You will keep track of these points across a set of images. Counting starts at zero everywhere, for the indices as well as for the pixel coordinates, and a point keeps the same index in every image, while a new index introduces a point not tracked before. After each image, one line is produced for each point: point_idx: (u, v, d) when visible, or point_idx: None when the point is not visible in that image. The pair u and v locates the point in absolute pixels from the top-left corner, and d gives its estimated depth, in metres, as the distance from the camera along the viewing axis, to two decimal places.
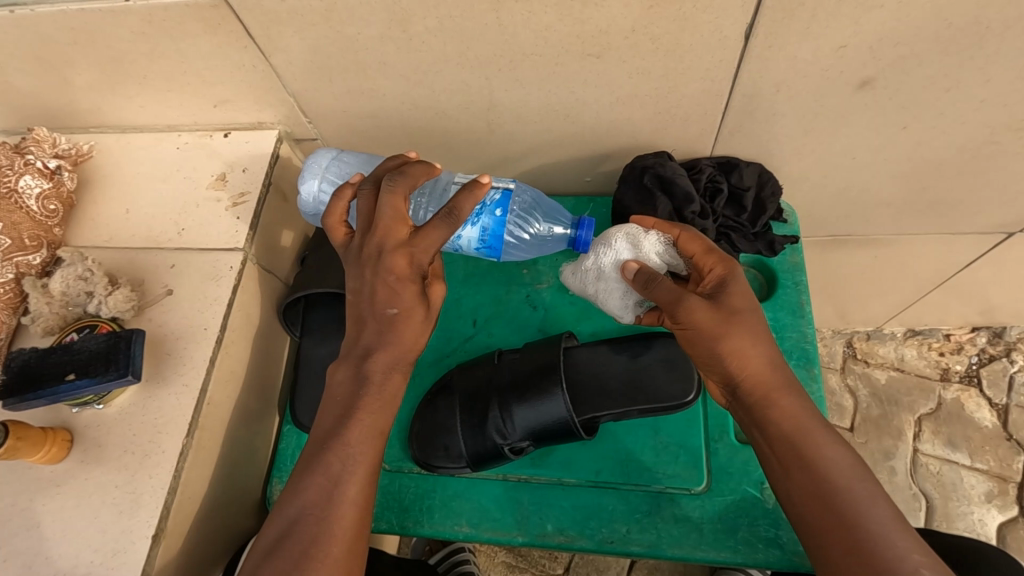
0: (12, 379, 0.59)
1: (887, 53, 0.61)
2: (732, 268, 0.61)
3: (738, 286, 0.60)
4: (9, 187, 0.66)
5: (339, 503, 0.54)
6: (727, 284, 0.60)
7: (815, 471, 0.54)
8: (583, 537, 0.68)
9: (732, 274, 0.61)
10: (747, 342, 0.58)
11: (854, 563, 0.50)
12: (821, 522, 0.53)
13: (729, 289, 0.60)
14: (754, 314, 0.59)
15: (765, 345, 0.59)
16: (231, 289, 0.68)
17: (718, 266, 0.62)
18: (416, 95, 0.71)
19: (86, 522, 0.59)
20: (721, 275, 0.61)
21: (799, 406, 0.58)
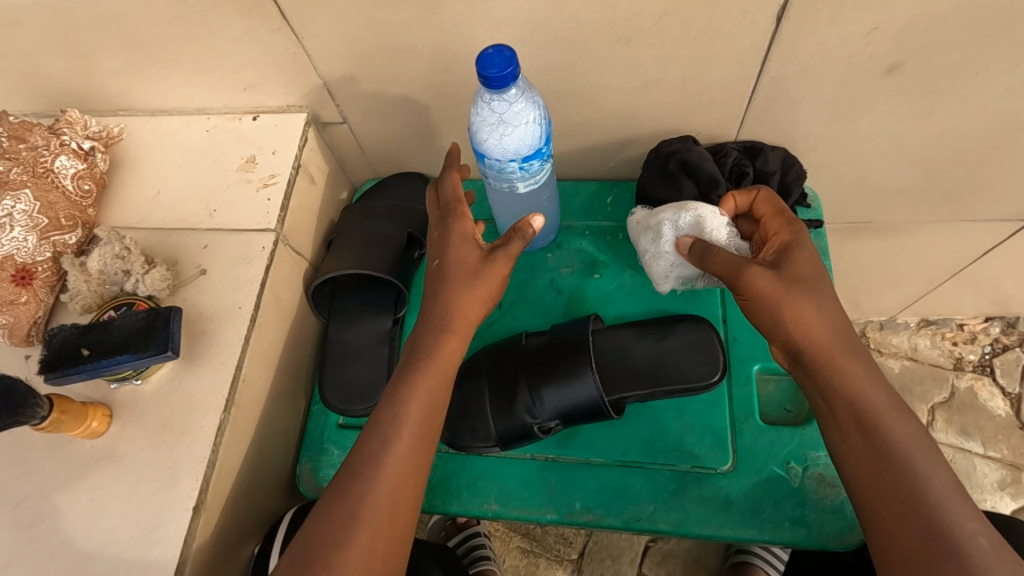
0: (54, 355, 0.60)
1: (917, 38, 0.61)
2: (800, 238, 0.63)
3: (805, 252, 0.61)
4: (46, 167, 0.67)
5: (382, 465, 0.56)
6: (791, 250, 0.62)
7: (874, 437, 0.55)
8: (611, 516, 0.69)
9: (801, 243, 0.63)
10: (808, 305, 0.59)
11: (901, 523, 0.52)
12: (873, 487, 0.54)
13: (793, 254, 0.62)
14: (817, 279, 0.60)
15: (828, 311, 0.60)
16: (264, 270, 0.69)
17: (786, 233, 0.64)
18: (444, 78, 0.71)
19: (128, 495, 0.60)
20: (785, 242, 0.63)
21: (864, 371, 0.58)
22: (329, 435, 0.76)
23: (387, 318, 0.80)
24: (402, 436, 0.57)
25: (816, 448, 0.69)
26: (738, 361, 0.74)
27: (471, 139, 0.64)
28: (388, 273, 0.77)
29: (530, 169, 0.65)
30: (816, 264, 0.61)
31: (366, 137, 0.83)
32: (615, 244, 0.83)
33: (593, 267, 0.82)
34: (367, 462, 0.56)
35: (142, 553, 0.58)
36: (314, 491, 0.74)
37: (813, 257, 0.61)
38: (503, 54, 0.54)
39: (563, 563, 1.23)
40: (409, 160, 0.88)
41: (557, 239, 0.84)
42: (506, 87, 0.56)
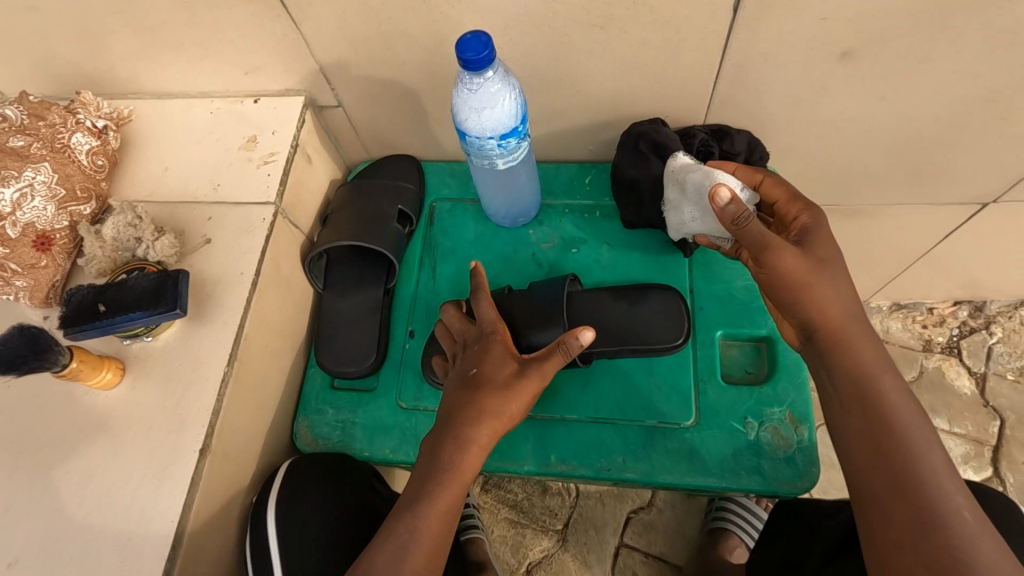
0: (72, 312, 0.66)
1: (862, 26, 0.67)
2: (818, 227, 0.66)
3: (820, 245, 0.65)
4: (63, 143, 0.73)
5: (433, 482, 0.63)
6: (806, 235, 0.65)
7: (876, 413, 0.58)
8: (584, 466, 0.75)
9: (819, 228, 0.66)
10: (824, 295, 0.62)
11: (892, 493, 0.56)
12: (871, 457, 0.58)
13: (809, 243, 0.65)
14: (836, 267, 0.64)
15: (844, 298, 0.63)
16: (265, 238, 0.75)
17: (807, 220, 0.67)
18: (431, 62, 0.76)
19: (140, 440, 0.66)
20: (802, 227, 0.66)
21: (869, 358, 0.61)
22: (325, 394, 0.83)
23: (379, 288, 0.86)
24: (498, 416, 0.65)
25: (771, 405, 0.75)
26: (703, 327, 0.80)
27: (453, 119, 0.69)
28: (381, 246, 0.83)
29: (508, 147, 0.70)
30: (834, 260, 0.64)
31: (361, 119, 0.89)
32: (593, 221, 0.89)
33: (572, 242, 0.88)
34: (456, 445, 0.64)
35: (154, 491, 0.64)
36: (310, 446, 0.80)
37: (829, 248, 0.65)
38: (480, 39, 0.60)
39: (548, 534, 1.29)
40: (401, 143, 0.93)
41: (539, 216, 0.90)
42: (483, 69, 0.61)
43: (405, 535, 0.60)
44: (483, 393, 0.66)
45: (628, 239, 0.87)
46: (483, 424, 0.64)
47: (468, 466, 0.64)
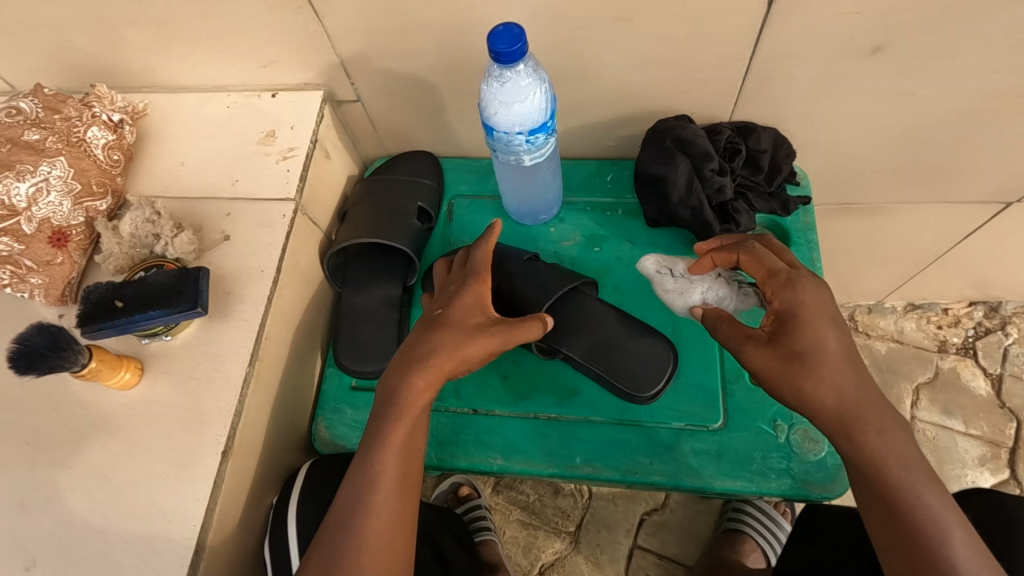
0: (89, 309, 0.64)
1: (897, 20, 0.66)
2: (818, 301, 0.61)
3: (822, 323, 0.60)
4: (79, 137, 0.71)
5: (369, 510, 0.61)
6: (808, 320, 0.60)
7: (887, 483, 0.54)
8: (609, 468, 0.73)
9: (823, 303, 0.61)
10: (834, 382, 0.58)
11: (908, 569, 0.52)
12: (886, 533, 0.54)
13: (812, 328, 0.60)
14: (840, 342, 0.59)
15: (858, 373, 0.58)
16: (285, 235, 0.74)
17: (808, 295, 0.61)
18: (453, 56, 0.75)
19: (159, 440, 0.64)
20: (801, 307, 0.61)
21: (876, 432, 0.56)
22: (343, 395, 0.80)
23: (398, 286, 0.84)
24: (451, 354, 0.66)
25: None
26: None
27: (481, 114, 0.68)
28: (400, 243, 0.82)
29: (536, 142, 0.69)
30: (834, 331, 0.60)
31: (379, 115, 0.87)
32: (615, 218, 0.88)
33: (594, 240, 0.86)
34: (406, 375, 0.66)
35: (174, 493, 0.62)
36: (328, 446, 0.78)
37: (828, 319, 0.60)
38: (513, 31, 0.59)
39: (561, 535, 1.28)
40: (418, 138, 0.92)
41: (559, 214, 0.88)
42: (515, 62, 0.60)
43: (362, 481, 0.62)
44: (441, 331, 0.67)
45: (650, 237, 0.86)
46: (432, 358, 0.66)
47: (412, 401, 0.65)
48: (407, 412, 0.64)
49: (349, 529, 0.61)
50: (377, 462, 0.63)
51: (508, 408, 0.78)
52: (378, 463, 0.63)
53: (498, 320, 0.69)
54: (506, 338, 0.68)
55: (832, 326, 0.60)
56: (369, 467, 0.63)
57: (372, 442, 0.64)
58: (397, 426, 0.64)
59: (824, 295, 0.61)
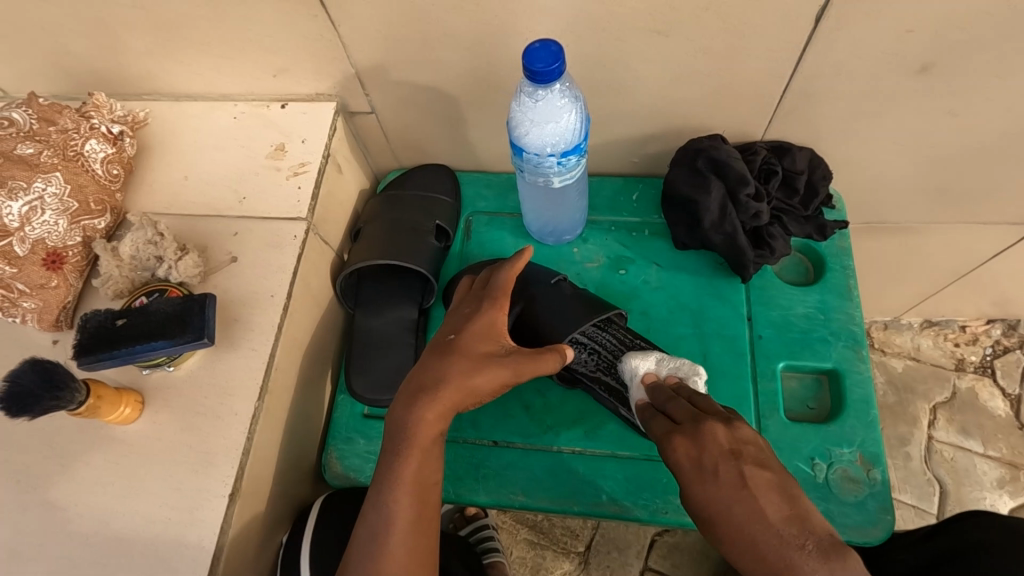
0: (87, 340, 0.60)
1: (951, 39, 0.62)
2: (708, 458, 0.51)
3: (716, 480, 0.50)
4: (76, 150, 0.66)
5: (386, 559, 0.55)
6: (705, 488, 0.50)
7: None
8: (638, 508, 0.70)
9: (720, 457, 0.51)
10: (754, 542, 0.47)
11: None
12: None
13: (713, 503, 0.50)
14: (728, 480, 0.50)
15: (779, 515, 0.47)
16: (296, 257, 0.69)
17: (681, 453, 0.53)
18: (477, 69, 0.70)
19: (162, 480, 0.60)
20: (694, 476, 0.52)
21: (774, 526, 0.47)
22: (355, 425, 0.76)
23: (414, 308, 0.80)
24: (459, 384, 0.60)
25: (839, 444, 0.71)
26: (762, 357, 0.76)
27: (510, 134, 0.64)
28: (416, 264, 0.78)
29: (567, 164, 0.64)
30: (741, 483, 0.49)
31: (393, 127, 0.83)
32: (641, 239, 0.84)
33: (620, 262, 0.82)
34: (414, 403, 0.60)
35: (179, 538, 0.58)
36: (339, 479, 0.74)
37: (713, 462, 0.51)
38: (550, 48, 0.54)
39: (570, 556, 1.22)
40: (433, 151, 0.87)
41: (583, 233, 0.84)
42: (552, 81, 0.56)
43: (375, 521, 0.57)
44: (452, 357, 0.62)
45: (678, 260, 0.82)
46: (439, 388, 0.60)
47: (422, 431, 0.59)
48: (416, 442, 0.59)
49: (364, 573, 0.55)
50: (392, 498, 0.57)
51: (531, 441, 0.74)
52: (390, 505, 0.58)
53: (511, 349, 0.64)
54: (522, 368, 0.62)
55: (737, 478, 0.50)
56: (385, 505, 0.57)
57: (384, 477, 0.59)
58: (407, 459, 0.58)
59: (716, 445, 0.52)
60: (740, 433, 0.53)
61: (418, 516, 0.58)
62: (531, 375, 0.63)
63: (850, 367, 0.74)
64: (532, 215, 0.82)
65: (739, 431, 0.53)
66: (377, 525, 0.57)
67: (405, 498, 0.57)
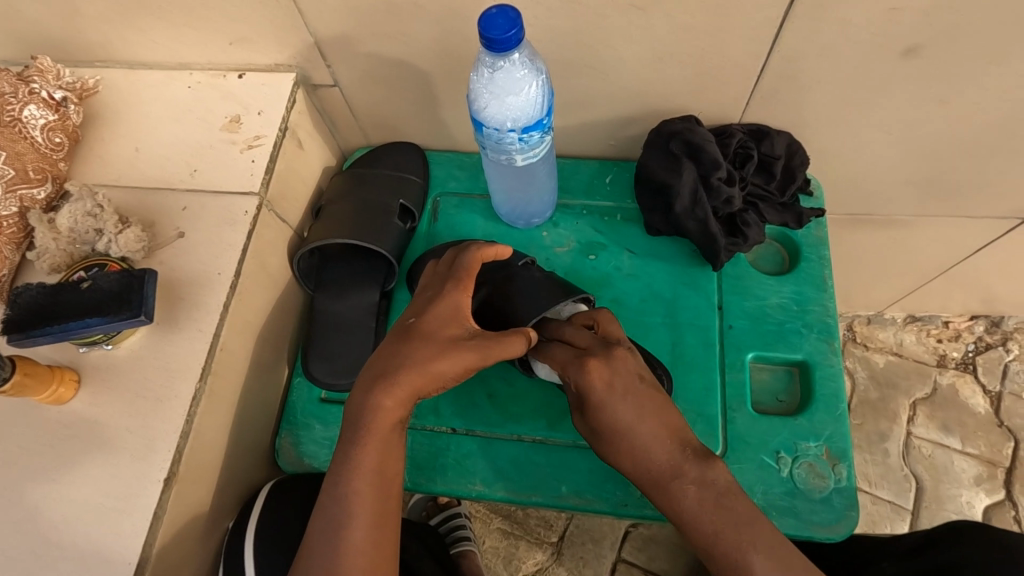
0: (18, 315, 0.57)
1: (933, 20, 0.59)
2: (641, 408, 0.59)
3: (623, 404, 0.59)
4: (13, 116, 0.63)
5: (330, 549, 0.53)
6: (613, 406, 0.59)
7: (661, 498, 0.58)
8: (599, 500, 0.68)
9: (630, 381, 0.60)
10: (644, 450, 0.58)
11: None
12: None
13: (616, 415, 0.59)
14: (635, 411, 0.59)
15: (666, 437, 0.58)
16: (247, 234, 0.66)
17: (596, 376, 0.60)
18: (442, 42, 0.67)
19: (99, 463, 0.58)
20: (604, 395, 0.59)
21: (696, 484, 0.56)
22: (313, 409, 0.74)
23: (376, 291, 0.78)
24: (421, 371, 0.58)
25: (807, 439, 0.69)
26: (733, 348, 0.73)
27: (470, 107, 0.61)
28: (379, 245, 0.75)
29: (530, 141, 0.61)
30: (666, 436, 0.58)
31: (358, 102, 0.79)
32: (614, 225, 0.81)
33: (591, 248, 0.80)
34: (371, 391, 0.58)
35: (112, 525, 0.55)
36: (293, 465, 0.71)
37: (641, 405, 0.59)
38: (508, 16, 0.51)
39: (543, 546, 1.21)
40: (402, 129, 0.84)
41: (554, 217, 0.82)
42: (510, 51, 0.53)
43: (318, 512, 0.55)
44: (414, 343, 0.59)
45: (651, 246, 0.79)
46: (398, 374, 0.58)
47: (380, 419, 0.57)
48: (376, 431, 0.57)
49: (322, 564, 0.53)
50: (343, 485, 0.55)
51: (492, 429, 0.72)
52: (335, 494, 0.55)
53: (476, 332, 0.61)
54: (489, 352, 0.60)
55: (639, 397, 0.59)
56: (337, 494, 0.55)
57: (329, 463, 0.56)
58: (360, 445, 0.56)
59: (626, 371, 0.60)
60: (643, 366, 0.62)
61: (366, 505, 0.56)
62: (497, 359, 0.61)
63: (822, 360, 0.72)
64: (502, 196, 0.79)
65: (641, 363, 0.62)
66: (319, 513, 0.55)
67: (357, 486, 0.55)
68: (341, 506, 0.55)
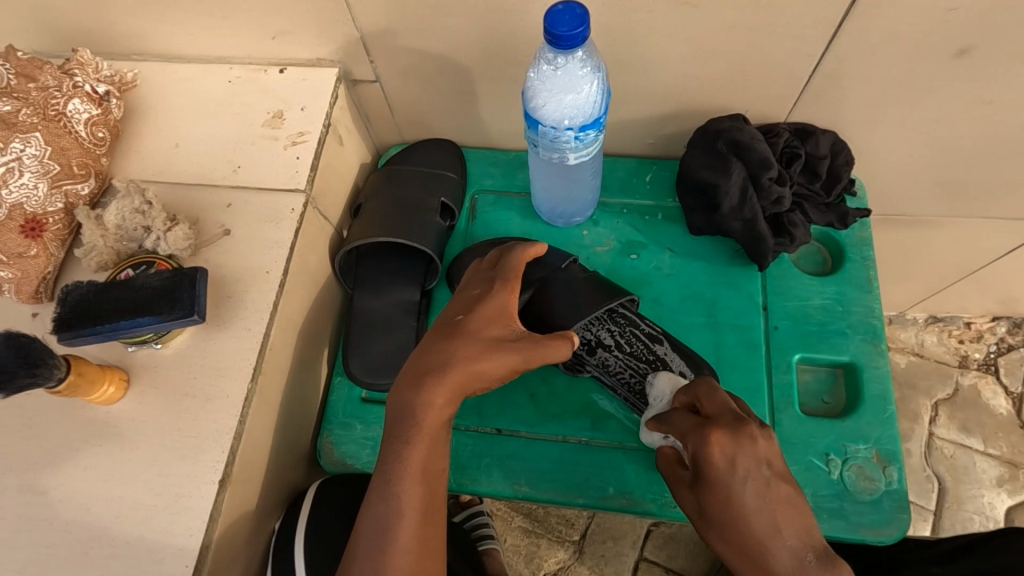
0: (67, 313, 0.56)
1: (995, 19, 0.58)
2: (742, 461, 0.53)
3: (747, 487, 0.53)
4: (57, 110, 0.62)
5: (389, 552, 0.53)
6: (733, 487, 0.53)
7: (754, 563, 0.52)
8: (646, 501, 0.68)
9: (753, 464, 0.53)
10: (762, 547, 0.52)
11: None
12: None
13: (736, 494, 0.53)
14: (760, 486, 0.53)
15: (796, 532, 0.51)
16: (293, 232, 0.65)
17: (717, 449, 0.54)
18: (491, 38, 0.66)
19: (149, 464, 0.57)
20: (725, 471, 0.53)
21: (790, 546, 0.51)
22: (354, 408, 0.73)
23: (416, 289, 0.77)
24: (466, 368, 0.56)
25: (855, 441, 0.68)
26: (778, 349, 0.73)
27: (525, 105, 0.60)
28: (420, 243, 0.74)
29: (585, 140, 0.60)
30: (765, 490, 0.53)
31: (397, 98, 0.78)
32: (654, 224, 0.80)
33: (631, 247, 0.79)
34: (418, 387, 0.56)
35: (164, 527, 0.54)
36: (335, 465, 0.70)
37: (767, 491, 0.53)
38: (574, 12, 0.51)
39: (565, 545, 1.20)
40: (439, 126, 0.83)
41: (593, 215, 0.81)
42: (574, 48, 0.52)
43: (374, 515, 0.54)
44: (459, 340, 0.58)
45: (692, 246, 0.79)
46: (443, 371, 0.56)
47: (430, 417, 0.56)
48: (424, 429, 0.55)
49: (380, 566, 0.52)
50: (400, 488, 0.54)
51: (536, 430, 0.72)
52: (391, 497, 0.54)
53: (522, 332, 0.59)
54: (534, 354, 0.58)
55: (764, 484, 0.53)
56: (394, 496, 0.54)
57: (384, 464, 0.55)
58: (418, 446, 0.55)
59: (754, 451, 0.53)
60: (773, 446, 0.55)
61: (422, 508, 0.55)
62: (541, 361, 0.59)
63: (868, 361, 0.71)
64: (542, 194, 0.78)
65: (773, 444, 0.55)
66: (375, 515, 0.54)
67: (414, 488, 0.55)
68: (398, 509, 0.54)
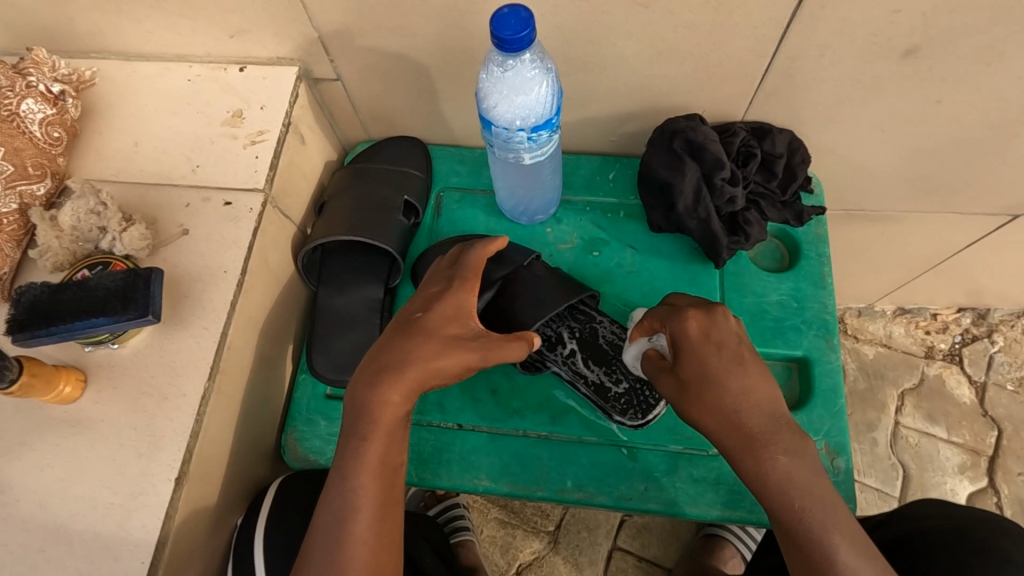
0: (21, 315, 0.57)
1: (939, 21, 0.59)
2: (718, 334, 0.57)
3: (722, 355, 0.56)
4: (10, 110, 0.62)
5: (345, 547, 0.54)
6: (709, 355, 0.56)
7: (731, 417, 0.54)
8: (602, 493, 0.70)
9: (729, 335, 0.58)
10: (734, 404, 0.55)
11: None
12: None
13: (711, 364, 0.56)
14: (731, 353, 0.56)
15: (765, 394, 0.55)
16: (252, 231, 0.66)
17: (694, 323, 0.57)
18: (447, 37, 0.66)
19: (105, 463, 0.58)
20: (699, 343, 0.57)
21: (761, 405, 0.55)
22: (318, 404, 0.74)
23: (380, 286, 0.78)
24: (423, 364, 0.57)
25: None
26: None
27: (478, 107, 0.61)
28: (383, 242, 0.75)
29: (538, 140, 0.61)
30: (737, 359, 0.56)
31: (360, 96, 0.78)
32: (617, 221, 0.81)
33: (594, 244, 0.80)
34: (374, 385, 0.57)
35: (121, 524, 0.55)
36: (299, 461, 0.72)
37: (740, 358, 0.57)
38: (519, 15, 0.51)
39: (539, 535, 1.21)
40: (404, 124, 0.83)
41: (557, 213, 0.82)
42: (521, 50, 0.53)
43: (328, 513, 0.55)
44: (417, 339, 0.59)
45: (653, 243, 0.80)
46: (402, 369, 0.57)
47: (386, 414, 0.57)
48: (377, 424, 0.56)
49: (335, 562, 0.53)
50: (352, 486, 0.55)
51: (497, 425, 0.73)
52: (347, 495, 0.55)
53: (479, 333, 0.61)
54: (491, 353, 0.60)
55: (738, 355, 0.57)
56: (349, 492, 0.55)
57: (340, 463, 0.56)
58: (374, 443, 0.56)
59: (724, 324, 0.58)
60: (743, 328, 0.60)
61: (377, 505, 0.56)
62: (497, 362, 0.61)
63: (820, 356, 0.73)
64: (503, 194, 0.79)
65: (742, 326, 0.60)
66: (331, 512, 0.55)
67: (369, 485, 0.56)
68: (352, 506, 0.55)
